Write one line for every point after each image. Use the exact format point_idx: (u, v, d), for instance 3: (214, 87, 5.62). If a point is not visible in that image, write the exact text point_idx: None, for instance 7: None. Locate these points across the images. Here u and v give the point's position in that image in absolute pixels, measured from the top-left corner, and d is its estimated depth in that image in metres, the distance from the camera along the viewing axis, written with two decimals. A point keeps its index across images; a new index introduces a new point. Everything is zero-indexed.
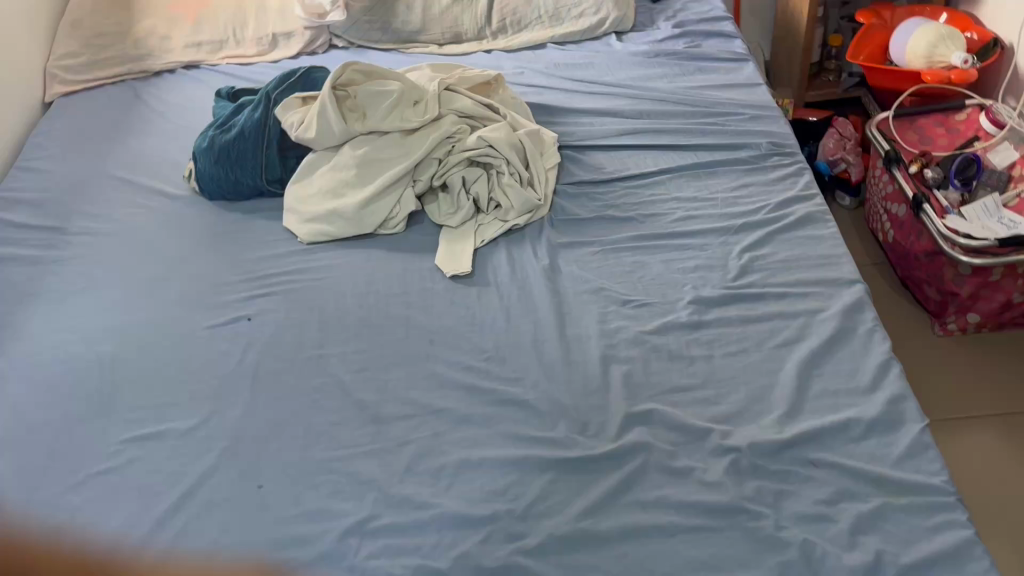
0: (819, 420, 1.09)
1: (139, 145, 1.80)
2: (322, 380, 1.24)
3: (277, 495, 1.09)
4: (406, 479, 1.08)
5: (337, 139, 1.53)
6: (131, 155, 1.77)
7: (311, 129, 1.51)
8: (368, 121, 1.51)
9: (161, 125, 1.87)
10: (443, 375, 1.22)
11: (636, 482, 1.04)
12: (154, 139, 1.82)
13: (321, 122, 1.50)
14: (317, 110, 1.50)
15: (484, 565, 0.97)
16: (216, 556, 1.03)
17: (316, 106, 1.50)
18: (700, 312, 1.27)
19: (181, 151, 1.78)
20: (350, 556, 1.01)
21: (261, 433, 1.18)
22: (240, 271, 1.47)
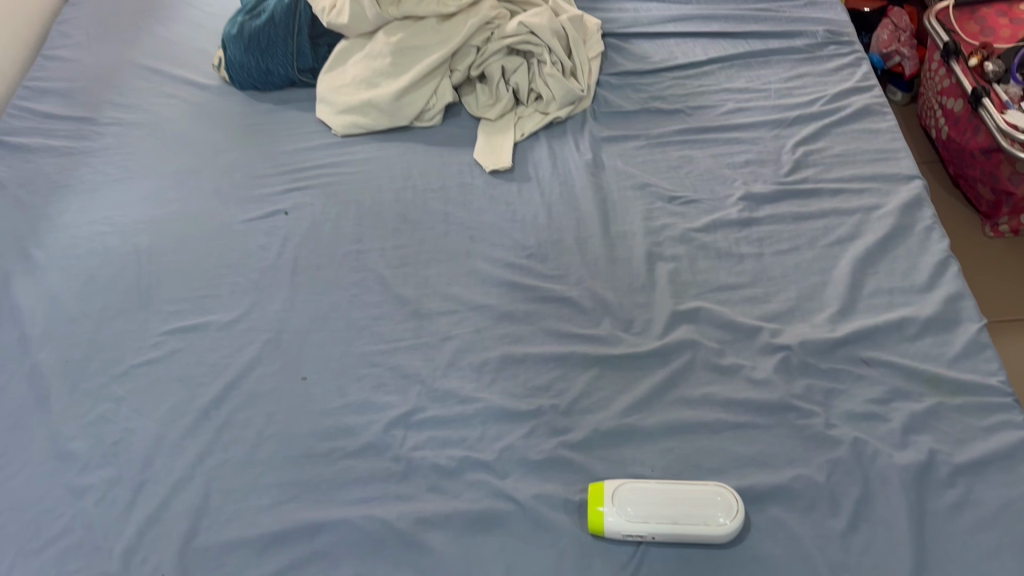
0: (873, 320, 1.06)
1: (165, 33, 1.75)
2: (361, 276, 1.23)
3: (321, 388, 1.09)
4: (449, 373, 1.08)
5: (370, 25, 1.46)
6: (157, 43, 1.72)
7: (344, 15, 1.43)
8: (403, 5, 1.43)
9: (187, 12, 1.80)
10: (484, 271, 1.20)
11: (682, 379, 1.03)
12: (180, 27, 1.76)
13: (354, 8, 1.42)
14: None
15: (529, 458, 0.97)
16: (263, 445, 1.05)
17: None
18: (751, 210, 1.22)
19: (209, 41, 1.72)
20: (396, 447, 1.01)
21: (301, 327, 1.17)
22: (274, 165, 1.44)
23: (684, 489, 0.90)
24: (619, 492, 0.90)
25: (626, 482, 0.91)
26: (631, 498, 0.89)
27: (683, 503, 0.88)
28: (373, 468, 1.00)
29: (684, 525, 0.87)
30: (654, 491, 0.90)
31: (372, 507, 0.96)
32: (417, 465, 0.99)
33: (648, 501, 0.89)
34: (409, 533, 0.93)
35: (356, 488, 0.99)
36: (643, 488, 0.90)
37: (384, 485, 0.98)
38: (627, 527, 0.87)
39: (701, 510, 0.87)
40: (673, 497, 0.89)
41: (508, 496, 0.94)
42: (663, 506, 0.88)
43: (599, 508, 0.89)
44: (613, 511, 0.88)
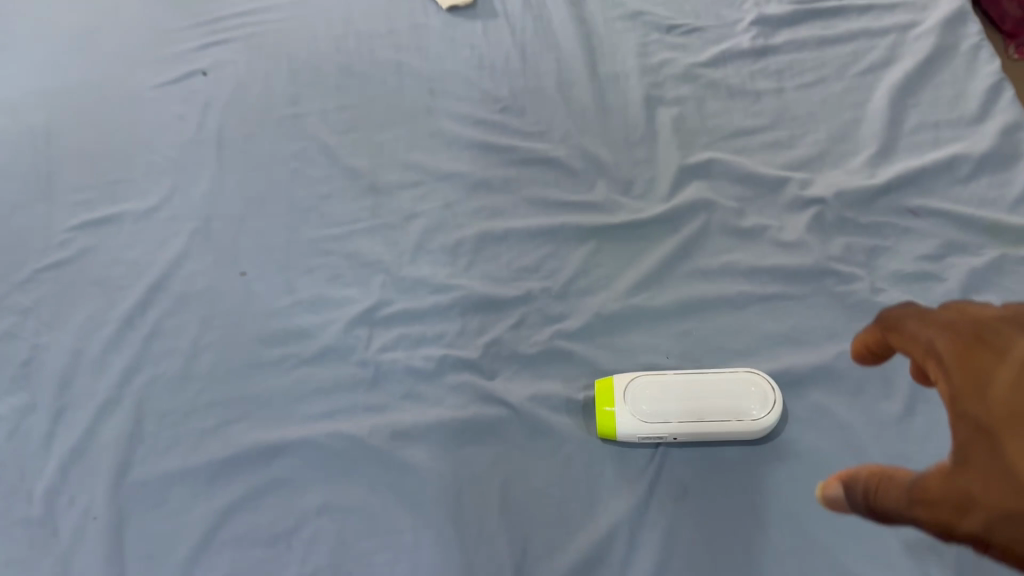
0: (918, 161, 0.88)
1: None
2: (302, 146, 1.02)
3: (264, 284, 0.91)
4: (417, 258, 0.90)
5: None
6: None
7: None
8: None
9: None
10: (449, 131, 0.99)
11: (696, 247, 0.86)
12: None
13: None
14: None
15: (520, 354, 0.82)
16: (200, 357, 0.88)
17: None
18: (766, 37, 1.02)
19: None
20: (361, 350, 0.84)
21: (234, 212, 0.98)
22: (187, 19, 1.20)
23: (706, 378, 0.74)
24: (630, 390, 0.75)
25: (636, 376, 0.76)
26: (645, 394, 0.74)
27: (707, 396, 0.73)
28: (334, 376, 0.83)
29: (710, 422, 0.72)
30: (671, 385, 0.74)
31: (337, 423, 0.80)
32: (387, 369, 0.83)
33: (665, 398, 0.73)
34: (383, 449, 0.77)
35: (317, 401, 0.82)
36: (658, 381, 0.75)
37: (350, 395, 0.82)
38: (643, 431, 0.73)
39: (729, 402, 0.72)
40: (694, 389, 0.73)
41: (499, 400, 0.79)
42: (684, 402, 0.73)
43: (607, 408, 0.75)
44: (624, 413, 0.73)
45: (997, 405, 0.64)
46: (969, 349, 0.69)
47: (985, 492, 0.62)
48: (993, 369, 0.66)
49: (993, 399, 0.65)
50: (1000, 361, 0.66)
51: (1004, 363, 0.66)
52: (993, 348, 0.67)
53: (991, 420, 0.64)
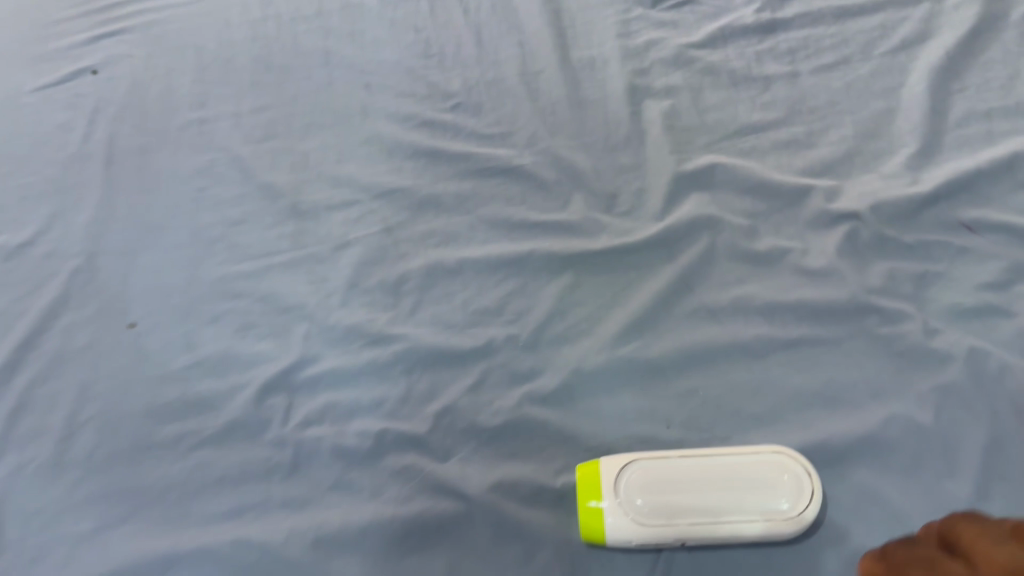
0: (971, 160, 0.70)
1: None
2: (210, 158, 0.83)
3: (160, 339, 0.72)
4: (349, 301, 0.71)
5: None
6: None
7: None
8: None
9: None
10: (388, 135, 0.80)
11: (698, 278, 0.68)
12: None
13: None
14: None
15: (479, 427, 0.64)
16: (78, 437, 0.68)
17: None
18: (774, 9, 0.84)
19: None
20: (277, 426, 0.66)
21: (125, 245, 0.78)
22: (74, 8, 1.00)
23: (720, 461, 0.57)
24: (622, 478, 0.58)
25: (631, 458, 0.59)
26: (641, 484, 0.57)
27: (721, 486, 0.56)
28: (244, 461, 0.65)
29: (725, 521, 0.55)
30: (675, 471, 0.57)
31: (246, 525, 0.62)
32: (310, 450, 0.65)
33: (667, 489, 0.56)
34: (303, 562, 0.60)
35: (221, 495, 0.65)
36: (658, 466, 0.58)
37: (263, 486, 0.64)
38: (638, 535, 0.55)
39: (749, 493, 0.55)
40: (704, 477, 0.56)
41: (452, 491, 0.62)
42: (691, 494, 0.56)
43: (592, 503, 0.57)
44: (615, 510, 0.56)
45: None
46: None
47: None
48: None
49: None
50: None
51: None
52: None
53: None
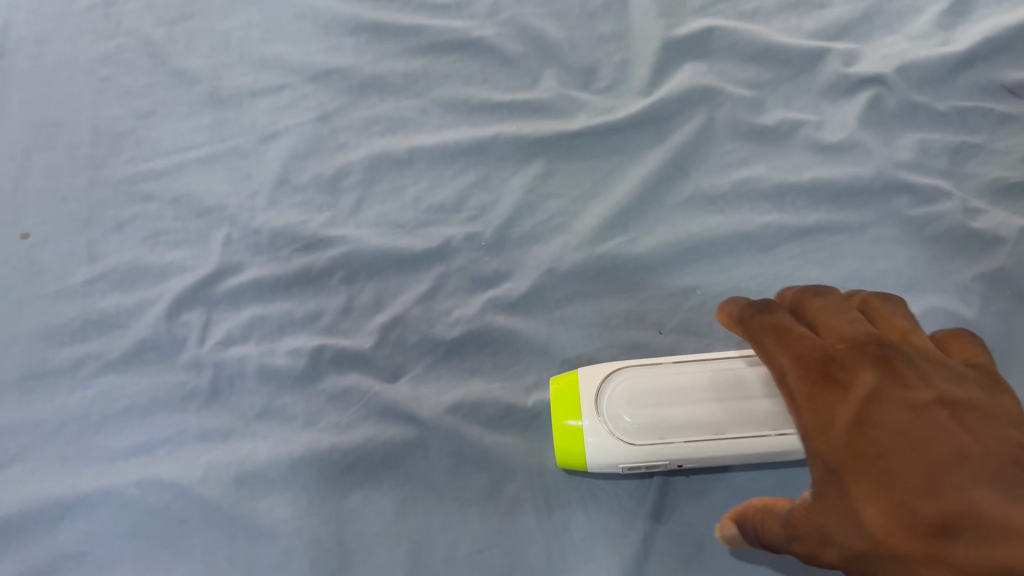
0: (1016, 13, 0.59)
1: None
2: (118, 45, 0.70)
3: (57, 251, 0.60)
4: (280, 200, 0.60)
5: None
6: None
7: None
8: None
9: None
10: (323, 10, 0.67)
11: (694, 160, 0.57)
12: None
13: None
14: None
15: (435, 340, 0.54)
16: None
17: None
18: None
19: None
20: (193, 347, 0.55)
21: (14, 144, 0.66)
22: None
23: (732, 366, 0.46)
24: (608, 390, 0.47)
25: (620, 365, 0.47)
26: (631, 396, 0.46)
27: (732, 397, 0.45)
28: (154, 388, 0.55)
29: (736, 439, 0.45)
30: (674, 379, 0.46)
31: (158, 463, 0.52)
32: (232, 373, 0.54)
33: (664, 401, 0.45)
34: (224, 504, 0.50)
35: (128, 428, 0.54)
36: (653, 374, 0.46)
37: (178, 417, 0.54)
38: (628, 457, 0.45)
39: (765, 407, 0.45)
40: (712, 385, 0.45)
41: (403, 415, 0.51)
42: (694, 407, 0.45)
43: (570, 422, 0.47)
44: (600, 429, 0.46)
45: (869, 464, 0.35)
46: (829, 381, 0.38)
47: (835, 548, 0.36)
48: (877, 420, 0.36)
49: (848, 439, 0.36)
50: (893, 394, 0.37)
51: (873, 402, 0.37)
52: (847, 379, 0.38)
53: (861, 467, 0.35)
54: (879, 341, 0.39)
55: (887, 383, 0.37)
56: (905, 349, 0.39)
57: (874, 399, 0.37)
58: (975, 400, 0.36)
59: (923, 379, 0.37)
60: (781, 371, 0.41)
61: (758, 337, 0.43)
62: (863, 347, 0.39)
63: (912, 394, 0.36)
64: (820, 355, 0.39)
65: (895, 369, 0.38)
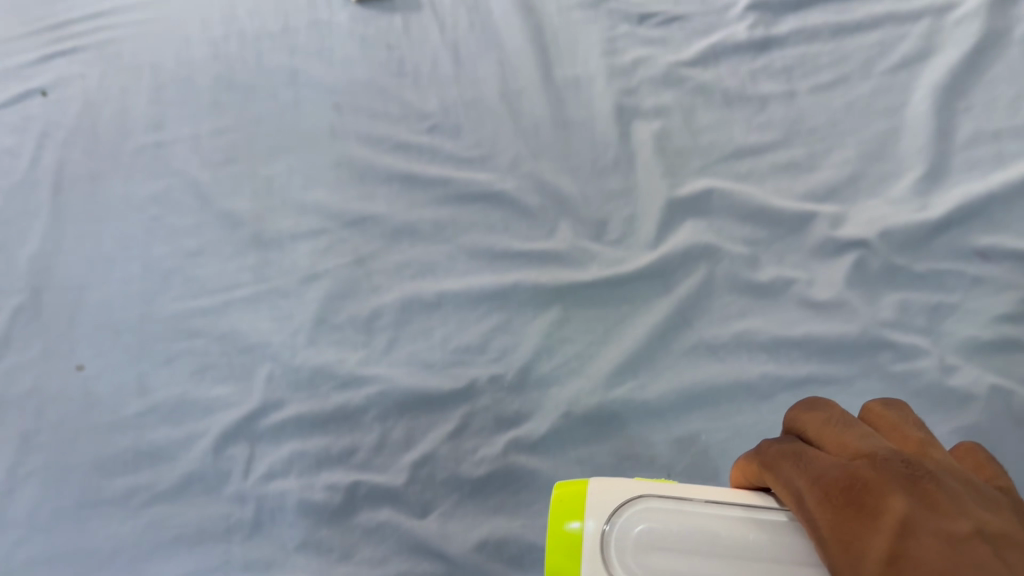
0: (983, 184, 0.66)
1: None
2: (166, 185, 0.76)
3: (111, 383, 0.66)
4: (319, 339, 0.66)
5: None
6: None
7: None
8: None
9: None
10: (361, 159, 0.75)
11: (697, 311, 0.63)
12: None
13: None
14: None
15: (463, 478, 0.59)
16: (19, 494, 0.62)
17: None
18: (769, 23, 0.80)
19: None
20: (238, 478, 0.60)
21: (72, 279, 0.72)
22: (24, 23, 0.93)
23: (774, 519, 0.41)
24: (624, 519, 0.42)
25: (643, 493, 0.43)
26: (646, 533, 0.42)
27: (768, 560, 0.40)
28: (201, 519, 0.59)
29: None
30: (702, 524, 0.42)
31: None
32: (274, 506, 0.59)
33: (686, 551, 0.41)
34: None
35: (176, 558, 0.58)
36: (678, 512, 0.42)
37: (223, 547, 0.58)
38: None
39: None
40: (748, 540, 0.41)
41: (434, 551, 0.56)
42: (712, 564, 0.41)
43: (571, 526, 0.43)
44: (602, 570, 0.41)
45: None
46: (854, 506, 0.35)
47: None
48: (916, 554, 0.32)
49: (881, 575, 0.32)
50: (928, 521, 0.33)
51: (907, 528, 0.33)
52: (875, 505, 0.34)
53: None
54: (903, 459, 0.37)
55: (920, 510, 0.34)
56: (932, 468, 0.36)
57: (905, 527, 0.33)
58: (1018, 533, 0.33)
59: (958, 504, 0.34)
60: (797, 493, 0.39)
61: (775, 462, 0.42)
62: (885, 464, 0.36)
63: (949, 524, 0.33)
64: (838, 477, 0.37)
65: (927, 493, 0.34)
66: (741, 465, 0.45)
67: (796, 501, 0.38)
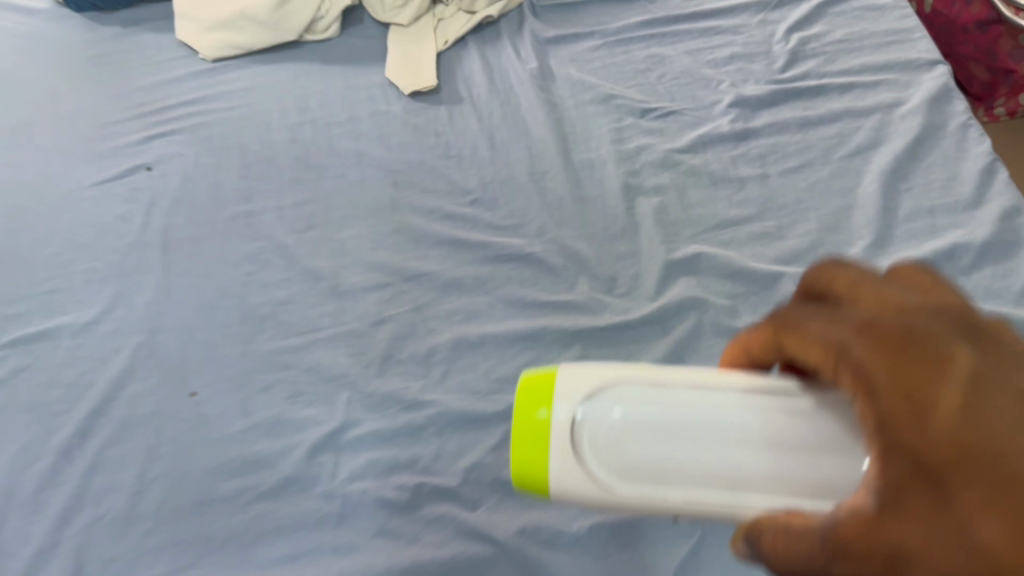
0: (917, 251, 0.83)
1: None
2: (257, 247, 0.94)
3: (219, 406, 0.82)
4: (387, 371, 0.82)
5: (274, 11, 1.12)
6: None
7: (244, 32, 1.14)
8: None
9: None
10: (418, 226, 0.93)
11: (689, 350, 0.80)
12: None
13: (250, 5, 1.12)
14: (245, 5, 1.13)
15: (505, 479, 0.75)
16: (148, 493, 0.77)
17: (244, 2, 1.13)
18: (746, 119, 0.99)
19: None
20: (326, 480, 0.76)
21: (182, 322, 0.89)
22: (129, 110, 1.12)
23: (765, 400, 0.42)
24: (599, 403, 0.45)
25: (621, 379, 0.45)
26: (624, 417, 0.43)
27: (756, 441, 0.41)
28: (297, 512, 0.75)
29: (750, 499, 0.41)
30: (683, 410, 0.43)
31: (302, 568, 0.71)
32: (355, 502, 0.74)
33: (673, 436, 0.42)
34: None
35: (277, 542, 0.73)
36: (658, 399, 0.44)
37: (315, 534, 0.73)
38: (605, 497, 0.44)
39: (779, 462, 0.41)
40: (735, 422, 0.42)
41: (484, 536, 0.71)
42: (695, 451, 0.42)
43: (541, 414, 0.45)
44: (572, 457, 0.44)
45: (989, 462, 0.31)
46: (915, 355, 0.33)
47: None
48: (990, 409, 0.32)
49: (953, 431, 0.32)
50: (994, 377, 0.33)
51: (977, 382, 0.33)
52: (944, 356, 0.33)
53: (972, 467, 0.31)
54: (951, 315, 0.36)
55: (986, 367, 0.33)
56: (971, 322, 0.36)
57: (973, 382, 0.32)
58: None
59: (1014, 358, 0.34)
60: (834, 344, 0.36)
61: (799, 315, 0.39)
62: (936, 320, 0.35)
63: (1013, 380, 0.33)
64: (891, 327, 0.34)
65: (982, 350, 0.34)
66: (753, 335, 0.42)
67: (839, 353, 0.35)
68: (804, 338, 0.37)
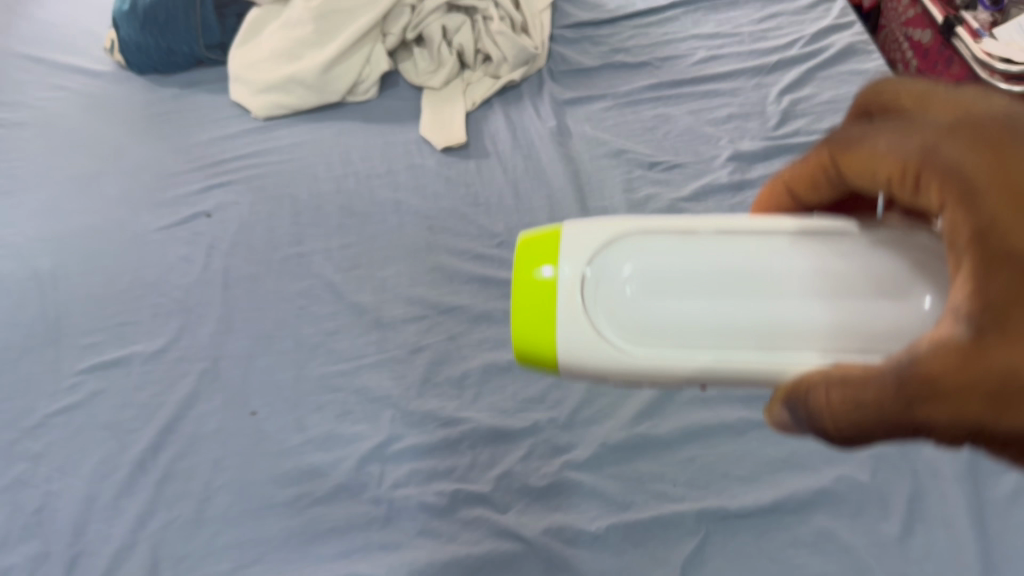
0: None
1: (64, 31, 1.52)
2: (308, 284, 1.05)
3: (276, 423, 0.93)
4: (426, 393, 0.93)
5: (318, 76, 1.24)
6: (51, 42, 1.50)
7: (290, 94, 1.27)
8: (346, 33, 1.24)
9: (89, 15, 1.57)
10: (451, 266, 1.04)
11: None
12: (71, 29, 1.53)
13: (297, 71, 1.24)
14: (291, 70, 1.25)
15: (533, 486, 0.85)
16: (215, 499, 0.87)
17: (290, 69, 1.25)
18: (743, 171, 1.11)
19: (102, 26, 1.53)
20: (374, 487, 0.86)
21: (242, 351, 1.00)
22: (189, 163, 1.24)
23: (814, 239, 0.45)
24: (603, 261, 0.48)
25: (625, 231, 0.48)
26: (634, 273, 0.46)
27: (797, 289, 0.44)
28: (348, 515, 0.85)
29: (796, 358, 0.44)
30: (698, 264, 0.46)
31: (352, 563, 0.81)
32: (400, 506, 0.85)
33: (699, 292, 0.45)
34: None
35: (330, 542, 0.83)
36: (673, 254, 0.46)
37: (364, 534, 0.83)
38: (618, 359, 0.46)
39: (809, 314, 0.44)
40: (776, 269, 0.45)
41: (515, 534, 0.81)
42: (720, 304, 0.44)
43: (539, 275, 0.49)
44: (579, 312, 0.47)
45: None
46: (1000, 146, 0.35)
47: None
48: None
49: None
50: None
51: None
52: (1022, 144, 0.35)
53: None
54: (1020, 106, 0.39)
55: None
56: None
57: None
58: None
59: None
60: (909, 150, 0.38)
61: (869, 134, 0.41)
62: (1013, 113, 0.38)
63: None
64: (965, 127, 0.37)
65: None
66: (803, 171, 0.46)
67: (926, 161, 0.37)
68: (874, 154, 0.39)
